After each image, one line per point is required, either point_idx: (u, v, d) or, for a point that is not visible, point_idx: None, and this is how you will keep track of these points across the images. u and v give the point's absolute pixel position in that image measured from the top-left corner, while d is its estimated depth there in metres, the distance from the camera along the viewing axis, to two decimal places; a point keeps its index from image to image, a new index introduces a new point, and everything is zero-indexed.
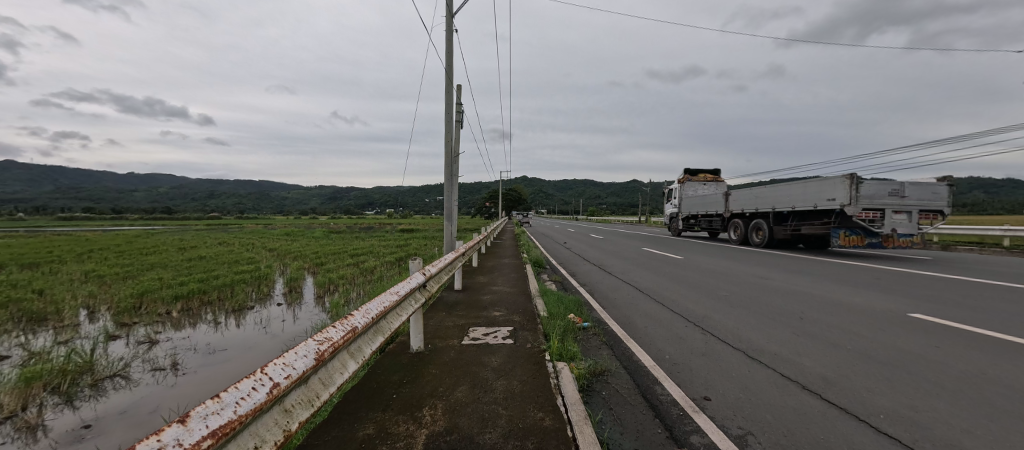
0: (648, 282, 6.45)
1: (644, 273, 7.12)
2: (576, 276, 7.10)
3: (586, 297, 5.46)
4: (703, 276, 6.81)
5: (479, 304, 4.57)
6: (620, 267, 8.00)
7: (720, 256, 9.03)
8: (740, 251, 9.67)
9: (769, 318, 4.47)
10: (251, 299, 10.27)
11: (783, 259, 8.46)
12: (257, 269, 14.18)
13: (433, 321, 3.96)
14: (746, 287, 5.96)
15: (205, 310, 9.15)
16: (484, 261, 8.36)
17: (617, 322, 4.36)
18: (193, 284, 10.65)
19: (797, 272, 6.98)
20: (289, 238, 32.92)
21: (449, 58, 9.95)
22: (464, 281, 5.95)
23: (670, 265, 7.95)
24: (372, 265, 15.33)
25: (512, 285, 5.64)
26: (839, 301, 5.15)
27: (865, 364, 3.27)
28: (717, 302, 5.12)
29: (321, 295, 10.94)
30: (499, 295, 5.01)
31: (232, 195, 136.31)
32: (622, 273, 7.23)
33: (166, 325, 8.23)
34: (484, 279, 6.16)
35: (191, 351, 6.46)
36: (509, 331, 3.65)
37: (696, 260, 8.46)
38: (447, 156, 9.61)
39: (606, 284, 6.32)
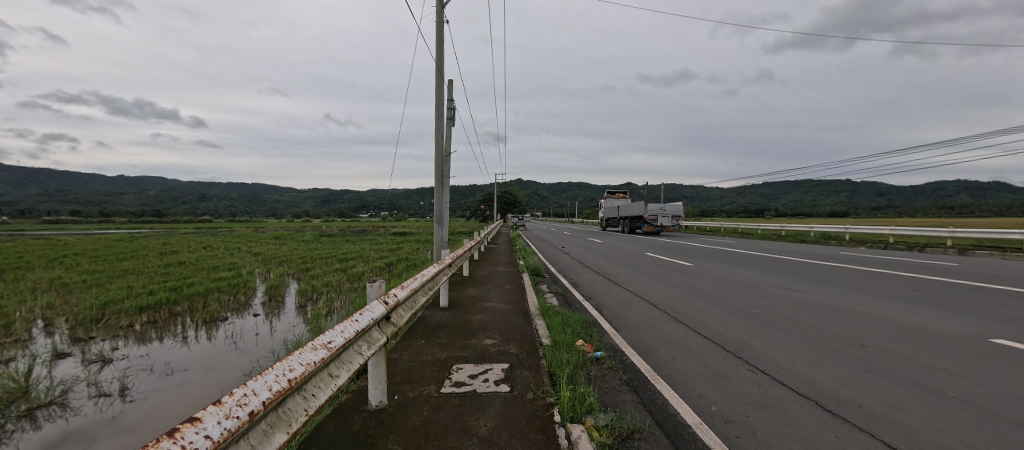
0: (660, 295, 5.87)
1: (653, 284, 6.57)
2: (579, 287, 6.52)
3: (594, 315, 4.87)
4: (723, 287, 6.24)
5: (468, 327, 3.94)
6: (625, 275, 7.44)
7: (729, 263, 8.55)
8: (749, 258, 9.15)
9: (824, 348, 3.89)
10: (226, 308, 9.58)
11: (798, 266, 7.98)
12: (237, 276, 13.48)
13: (409, 354, 3.32)
14: (771, 302, 5.43)
15: (174, 322, 8.46)
16: (476, 270, 7.77)
17: (637, 352, 3.76)
18: (163, 293, 9.92)
19: (827, 283, 6.44)
20: (276, 242, 32.12)
21: (439, 52, 9.39)
22: (452, 295, 5.37)
23: (679, 274, 7.41)
24: (360, 271, 14.65)
25: (507, 300, 5.05)
26: (897, 321, 4.61)
27: (980, 421, 2.68)
28: (752, 324, 4.54)
29: (304, 304, 10.23)
30: (492, 314, 4.40)
31: (222, 198, 134.55)
32: (630, 284, 6.66)
33: (128, 340, 7.55)
34: (474, 292, 5.56)
35: (146, 373, 5.78)
36: (504, 370, 3.01)
37: (706, 268, 7.97)
38: (438, 156, 9.03)
39: (614, 297, 5.77)
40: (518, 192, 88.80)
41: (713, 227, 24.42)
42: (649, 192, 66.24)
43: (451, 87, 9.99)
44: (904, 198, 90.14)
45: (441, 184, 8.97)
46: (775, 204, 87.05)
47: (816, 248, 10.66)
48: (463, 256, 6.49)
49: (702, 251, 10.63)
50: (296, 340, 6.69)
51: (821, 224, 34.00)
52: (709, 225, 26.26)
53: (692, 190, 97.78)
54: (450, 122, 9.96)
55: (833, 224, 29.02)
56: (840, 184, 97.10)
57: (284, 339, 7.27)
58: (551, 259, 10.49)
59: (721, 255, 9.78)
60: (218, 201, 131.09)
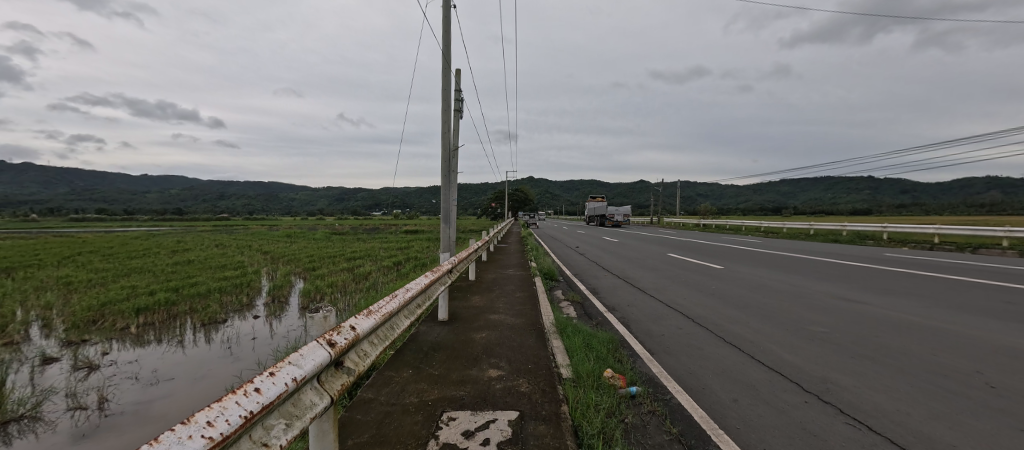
0: (698, 307, 5.21)
1: (687, 293, 5.90)
2: (600, 295, 5.95)
3: (623, 334, 4.27)
4: (770, 298, 5.54)
5: (469, 352, 3.35)
6: (650, 281, 6.79)
7: (764, 266, 7.86)
8: (783, 260, 8.42)
9: (929, 390, 3.11)
10: (227, 309, 9.25)
11: (841, 270, 7.25)
12: (243, 274, 13.30)
13: (389, 393, 2.71)
14: (832, 318, 4.73)
15: (172, 324, 8.14)
16: (484, 273, 7.29)
17: (686, 391, 3.08)
18: (164, 293, 9.64)
19: (889, 293, 5.71)
20: (287, 240, 32.15)
21: (446, 40, 8.85)
22: (456, 304, 4.85)
23: (713, 279, 6.76)
24: (367, 270, 14.31)
25: (518, 312, 4.52)
26: (1006, 348, 3.84)
27: None
28: (823, 353, 3.81)
29: (307, 305, 9.88)
30: (498, 334, 3.80)
31: (239, 196, 136.87)
32: (658, 292, 6.01)
33: (123, 342, 7.26)
34: (479, 302, 4.99)
35: (130, 382, 5.37)
36: (512, 421, 2.34)
37: (741, 272, 7.29)
38: (445, 150, 8.53)
39: (642, 308, 5.17)
40: (529, 190, 88.28)
41: (731, 226, 23.59)
42: (662, 190, 65.05)
43: (459, 77, 9.45)
44: (929, 196, 87.03)
45: (447, 179, 8.45)
46: (793, 201, 84.92)
47: (853, 249, 9.86)
48: (466, 259, 5.79)
49: (729, 252, 9.94)
50: (293, 347, 6.27)
51: (847, 222, 32.65)
52: (727, 223, 25.38)
53: (707, 188, 96.16)
54: (457, 114, 9.42)
55: (860, 223, 27.78)
56: (861, 181, 94.48)
57: (282, 344, 6.87)
58: (565, 261, 9.90)
59: (751, 257, 9.04)
60: (234, 200, 133.37)
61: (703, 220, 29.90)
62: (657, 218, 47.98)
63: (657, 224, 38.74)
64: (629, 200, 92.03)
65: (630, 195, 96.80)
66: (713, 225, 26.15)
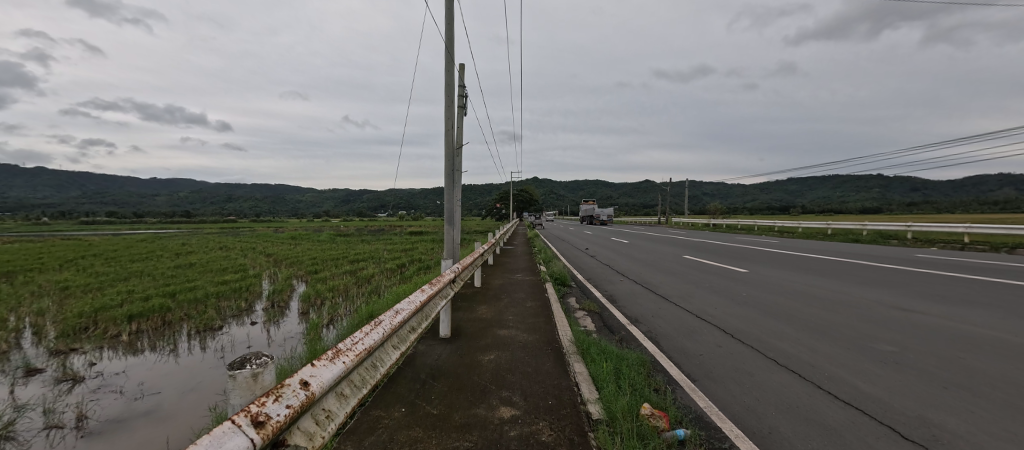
0: (737, 321, 4.72)
1: (721, 303, 5.41)
2: (619, 304, 5.52)
3: (655, 355, 3.80)
4: (812, 309, 5.05)
5: (475, 385, 2.89)
6: (674, 288, 6.32)
7: (794, 270, 7.38)
8: (810, 263, 7.91)
9: None
10: (225, 315, 8.94)
11: (877, 275, 6.75)
12: (244, 278, 13.02)
13: (375, 443, 2.23)
14: (895, 333, 4.21)
15: (165, 331, 7.82)
16: (490, 279, 6.89)
17: (747, 432, 2.55)
18: (161, 298, 9.36)
19: (941, 301, 5.19)
20: (291, 242, 32.01)
21: (449, 32, 8.45)
22: (461, 317, 4.46)
23: (742, 286, 6.29)
24: (370, 273, 13.98)
25: (529, 327, 4.09)
26: None
27: None
28: (901, 380, 3.24)
29: (307, 310, 9.55)
30: (509, 357, 3.36)
31: (246, 198, 137.61)
32: (685, 301, 5.54)
33: (113, 351, 6.95)
34: (485, 314, 4.57)
35: (112, 397, 5.02)
36: None
37: (770, 277, 6.82)
38: (448, 148, 8.13)
39: (670, 322, 4.72)
40: (534, 191, 87.90)
41: (743, 225, 23.02)
42: (669, 190, 64.32)
43: (462, 71, 9.04)
44: (942, 194, 85.49)
45: (450, 179, 8.07)
46: (802, 200, 83.73)
47: (880, 250, 9.33)
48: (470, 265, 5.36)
49: (749, 254, 9.45)
50: (289, 357, 5.91)
51: (862, 220, 31.89)
52: (739, 222, 24.80)
53: (713, 187, 95.22)
54: (461, 110, 9.02)
55: (877, 223, 27.09)
56: (871, 179, 93.10)
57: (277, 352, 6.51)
58: (576, 264, 9.46)
59: (774, 259, 8.56)
60: (241, 202, 134.26)
61: (712, 220, 29.40)
62: (665, 218, 47.36)
63: (666, 224, 38.19)
64: (635, 200, 91.34)
65: (637, 194, 96.00)
66: (724, 225, 25.55)
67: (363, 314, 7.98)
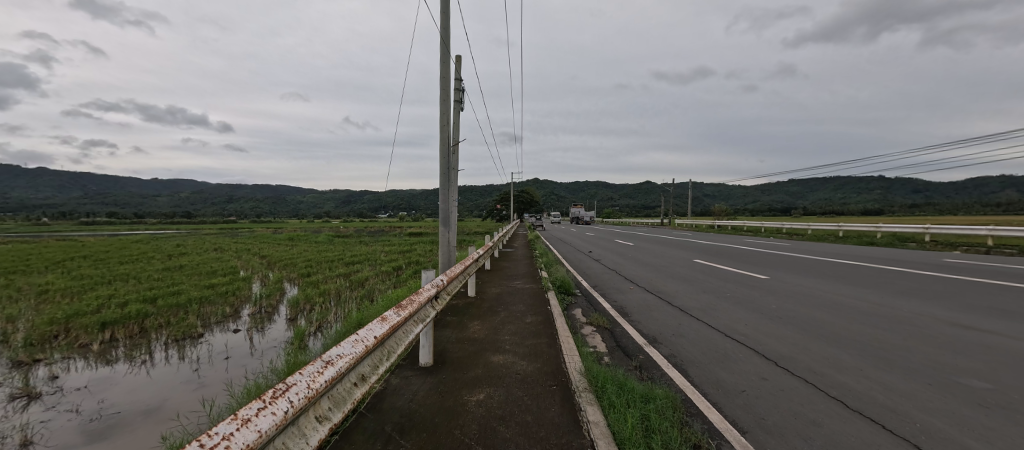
0: (777, 345, 4.16)
1: (753, 319, 4.88)
2: (633, 319, 5.01)
3: (690, 389, 3.25)
4: (854, 327, 4.55)
5: (457, 440, 2.35)
6: (693, 299, 5.80)
7: (817, 277, 6.92)
8: (835, 270, 7.41)
9: None
10: (208, 321, 8.44)
11: (913, 284, 6.24)
12: (233, 281, 12.53)
13: None
14: (964, 360, 3.71)
15: (140, 340, 7.31)
16: (488, 286, 6.43)
17: None
18: (140, 303, 8.87)
19: (987, 316, 4.71)
20: (288, 243, 31.45)
21: (444, 22, 7.98)
22: (453, 336, 3.98)
23: (770, 297, 5.77)
24: (364, 276, 13.51)
25: (529, 351, 3.59)
26: None
27: None
28: (1006, 432, 2.68)
29: (295, 315, 9.07)
30: (504, 398, 2.83)
31: (246, 198, 137.25)
32: (709, 317, 5.03)
33: (80, 363, 6.44)
34: (479, 334, 4.05)
35: (65, 419, 4.52)
36: None
37: (795, 286, 6.33)
38: (444, 146, 7.66)
39: (696, 344, 4.18)
40: (535, 192, 87.44)
41: (749, 227, 22.55)
42: (671, 191, 63.84)
43: (459, 64, 8.55)
44: (946, 196, 84.93)
45: (446, 178, 7.56)
46: (805, 202, 83.19)
47: (902, 254, 8.84)
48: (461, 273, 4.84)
49: (763, 258, 8.97)
50: (266, 370, 5.41)
51: (867, 222, 31.54)
52: (745, 223, 24.24)
53: (715, 188, 94.72)
54: (457, 106, 8.54)
55: (886, 223, 26.67)
56: (874, 181, 92.63)
57: (254, 364, 6.00)
58: (580, 269, 8.94)
59: (794, 264, 8.06)
60: (241, 202, 133.78)
61: (717, 221, 28.98)
62: (668, 219, 46.83)
63: (670, 226, 37.62)
64: (636, 201, 90.79)
65: (638, 195, 95.47)
66: (729, 226, 25.14)
67: (352, 320, 7.47)
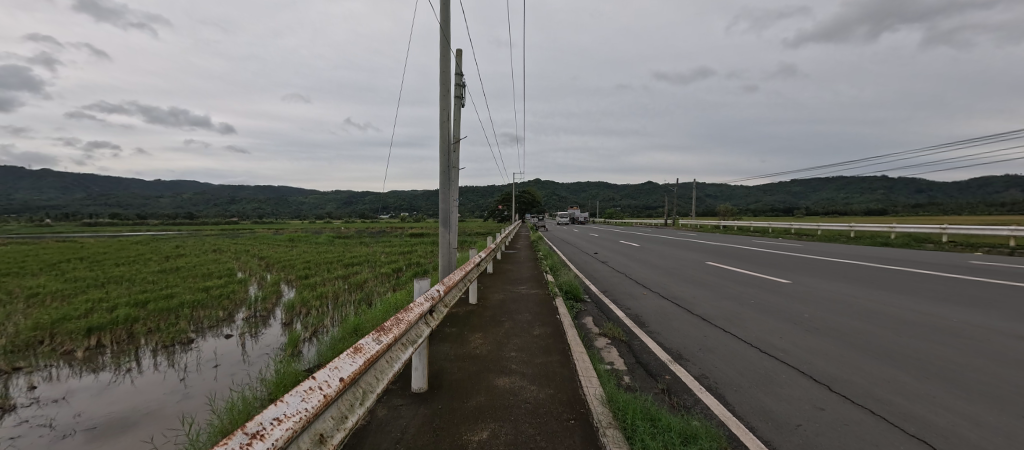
0: (822, 363, 3.74)
1: (789, 333, 4.48)
2: (653, 331, 4.61)
3: (733, 419, 2.81)
4: (900, 341, 4.16)
5: None
6: (715, 308, 5.41)
7: (840, 281, 6.55)
8: (859, 274, 7.04)
9: None
10: (199, 326, 8.12)
11: (949, 289, 5.86)
12: (229, 283, 12.23)
13: None
14: None
15: (127, 346, 6.99)
16: (491, 292, 6.11)
17: None
18: (130, 307, 8.56)
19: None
20: (287, 244, 31.21)
21: (445, 15, 7.66)
22: (454, 352, 3.64)
23: (800, 305, 5.39)
24: (363, 278, 13.21)
25: (536, 375, 3.20)
26: None
27: None
28: None
29: (290, 319, 8.77)
30: (512, 436, 2.41)
31: (247, 199, 137.33)
32: (738, 329, 4.62)
33: (62, 371, 6.11)
34: (482, 351, 3.69)
35: (36, 436, 4.18)
36: None
37: (823, 292, 5.95)
38: (444, 144, 7.34)
39: (731, 363, 3.76)
40: (536, 192, 87.15)
41: (755, 227, 22.21)
42: (673, 191, 63.49)
43: (459, 58, 8.23)
44: (950, 196, 84.35)
45: (446, 177, 7.32)
46: (808, 202, 82.68)
47: (924, 255, 8.47)
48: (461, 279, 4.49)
49: (777, 260, 8.63)
50: (254, 382, 5.08)
51: (873, 223, 31.24)
52: (751, 224, 23.84)
53: (717, 188, 94.31)
54: (458, 102, 8.22)
55: (894, 223, 26.34)
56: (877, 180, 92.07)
57: (244, 373, 5.66)
58: (587, 273, 8.59)
59: (814, 267, 7.69)
60: (242, 203, 133.84)
61: (722, 221, 28.67)
62: (671, 219, 46.49)
63: (673, 226, 37.24)
64: (638, 202, 90.43)
65: (639, 195, 95.06)
66: (734, 227, 24.82)
67: (348, 325, 7.13)
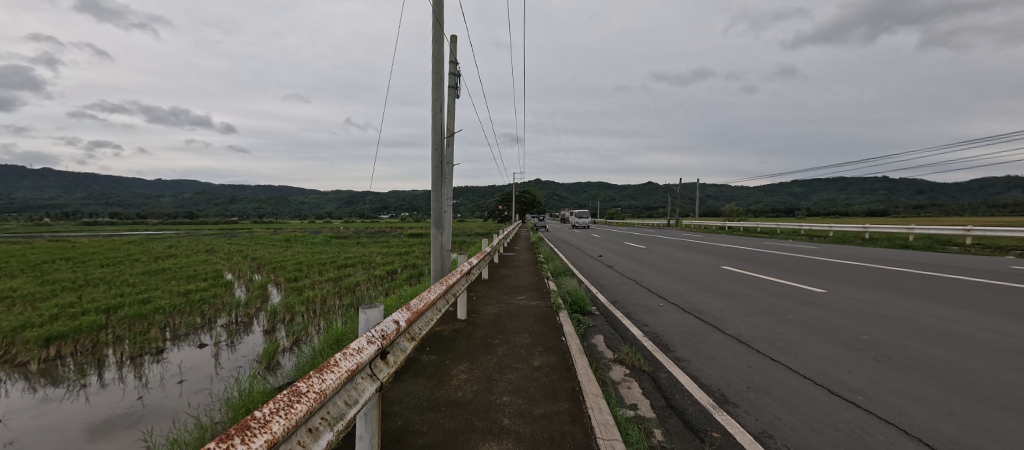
0: (913, 407, 3.02)
1: (853, 362, 3.80)
2: (684, 362, 3.91)
3: None
4: (991, 374, 3.46)
5: None
6: (753, 328, 4.75)
7: (877, 293, 5.91)
8: (899, 284, 6.39)
9: None
10: (172, 334, 7.54)
11: (1008, 303, 5.21)
12: (213, 286, 11.65)
13: None
14: None
15: (87, 358, 6.40)
16: (485, 305, 5.51)
17: None
18: (100, 313, 7.97)
19: None
20: (284, 244, 30.71)
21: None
22: (435, 392, 3.01)
23: (853, 325, 4.73)
24: (355, 280, 12.64)
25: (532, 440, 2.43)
26: None
27: None
28: None
29: (272, 326, 8.18)
30: None
31: (247, 198, 136.96)
32: (789, 359, 3.91)
33: (9, 387, 5.52)
34: (467, 391, 3.05)
35: None
36: None
37: (866, 307, 5.31)
38: (435, 137, 6.71)
39: (797, 411, 3.01)
40: (537, 192, 86.58)
41: (763, 228, 21.63)
42: (674, 192, 62.92)
43: (453, 47, 7.65)
44: (953, 197, 83.90)
45: (438, 173, 6.64)
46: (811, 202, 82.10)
47: (952, 260, 7.91)
48: (443, 294, 3.78)
49: (798, 265, 8.03)
50: (216, 403, 4.49)
51: (878, 223, 30.70)
52: (758, 224, 23.28)
53: (718, 189, 93.79)
54: (451, 92, 7.62)
55: (902, 223, 25.90)
56: (880, 181, 91.54)
57: (210, 390, 5.07)
58: (593, 279, 7.98)
59: (845, 275, 7.06)
60: (242, 202, 133.52)
61: (726, 221, 28.16)
62: (673, 219, 46.10)
63: (676, 226, 36.71)
64: (639, 202, 89.95)
65: (640, 195, 94.47)
66: (740, 228, 24.30)
67: (331, 335, 6.52)
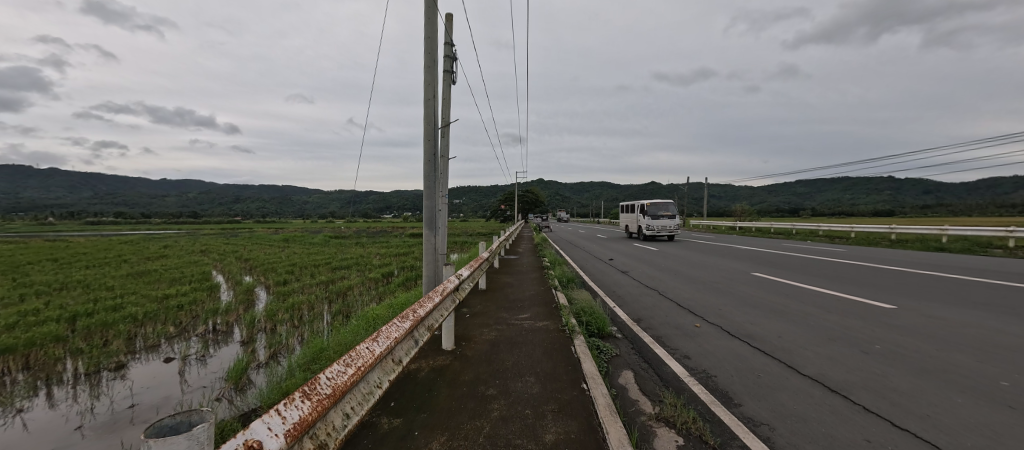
0: None
1: (1013, 428, 2.93)
2: (762, 428, 3.03)
3: None
4: None
5: None
6: (841, 372, 3.89)
7: (939, 312, 5.20)
8: (964, 301, 5.63)
9: None
10: (137, 346, 6.80)
11: None
12: (196, 289, 10.96)
13: None
14: None
15: (35, 375, 5.66)
16: (478, 330, 4.75)
17: None
18: (62, 323, 7.23)
19: None
20: (282, 244, 30.16)
21: None
22: None
23: (974, 363, 3.92)
24: (348, 283, 11.93)
25: None
26: None
27: None
28: None
29: (250, 335, 7.44)
30: None
31: (249, 198, 136.83)
32: (923, 426, 2.99)
33: None
34: None
35: None
36: None
37: (971, 335, 4.54)
38: (428, 127, 5.97)
39: None
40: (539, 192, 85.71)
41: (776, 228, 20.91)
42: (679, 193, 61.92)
43: (450, 28, 6.89)
44: (963, 197, 82.54)
45: (431, 168, 5.89)
46: (818, 202, 80.80)
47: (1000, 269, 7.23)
48: (404, 336, 2.75)
49: (837, 273, 7.28)
50: None
51: (893, 223, 29.64)
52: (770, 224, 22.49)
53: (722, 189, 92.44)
54: (448, 78, 6.88)
55: (914, 224, 25.15)
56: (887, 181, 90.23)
57: None
58: (608, 289, 7.24)
59: (896, 288, 6.32)
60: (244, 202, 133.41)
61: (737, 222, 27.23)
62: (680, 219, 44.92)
63: (684, 227, 35.78)
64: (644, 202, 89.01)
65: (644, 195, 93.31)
66: (752, 228, 23.54)
67: (310, 349, 5.75)
